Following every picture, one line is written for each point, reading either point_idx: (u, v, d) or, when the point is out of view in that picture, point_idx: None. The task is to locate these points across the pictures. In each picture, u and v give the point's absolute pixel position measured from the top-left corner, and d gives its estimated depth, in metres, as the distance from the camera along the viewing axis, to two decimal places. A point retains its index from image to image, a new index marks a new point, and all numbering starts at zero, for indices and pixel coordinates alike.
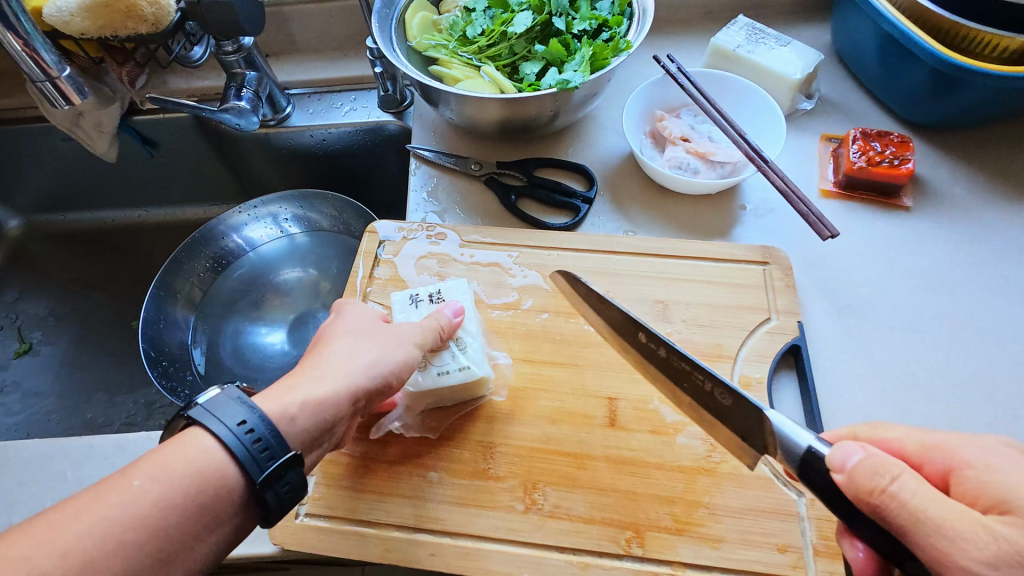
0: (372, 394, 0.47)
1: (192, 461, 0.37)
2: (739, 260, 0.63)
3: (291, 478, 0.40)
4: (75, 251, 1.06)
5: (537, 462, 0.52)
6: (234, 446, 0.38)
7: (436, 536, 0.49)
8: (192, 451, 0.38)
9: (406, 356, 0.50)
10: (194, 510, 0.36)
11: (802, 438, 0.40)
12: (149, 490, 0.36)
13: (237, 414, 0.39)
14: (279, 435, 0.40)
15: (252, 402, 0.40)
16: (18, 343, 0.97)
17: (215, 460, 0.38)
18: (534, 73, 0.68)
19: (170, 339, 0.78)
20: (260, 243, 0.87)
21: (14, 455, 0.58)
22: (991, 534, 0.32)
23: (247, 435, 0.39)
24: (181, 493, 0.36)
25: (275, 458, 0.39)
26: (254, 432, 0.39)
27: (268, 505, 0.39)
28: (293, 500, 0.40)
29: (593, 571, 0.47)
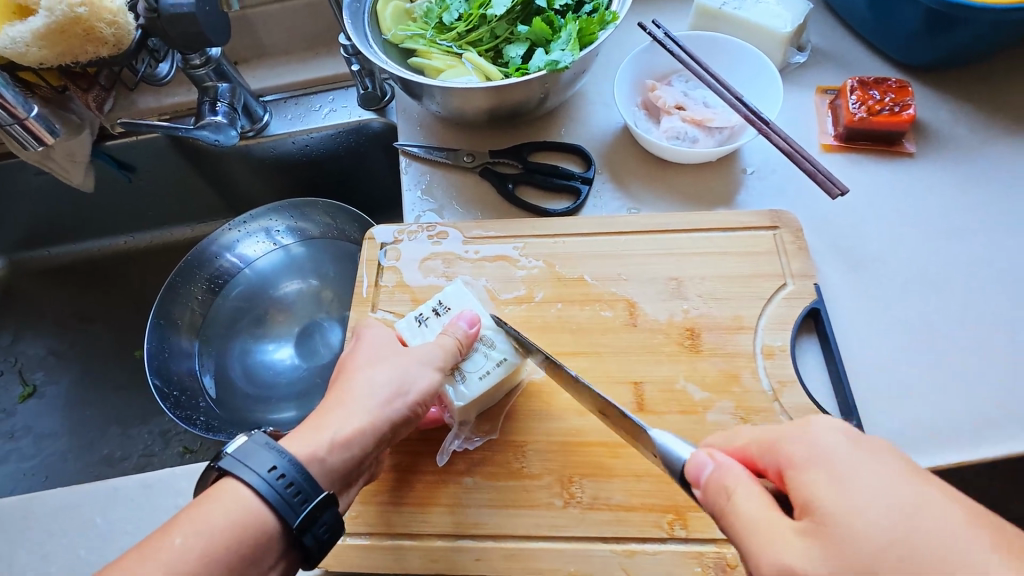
0: (399, 422, 0.46)
1: (228, 513, 0.37)
2: (748, 227, 0.62)
3: (327, 518, 0.40)
4: (64, 285, 1.04)
5: (571, 455, 0.51)
6: (268, 493, 0.38)
7: (479, 541, 0.49)
8: (227, 504, 0.37)
9: (424, 373, 0.48)
10: (237, 561, 0.36)
11: (683, 452, 0.39)
12: (192, 546, 0.36)
13: (266, 460, 0.39)
14: (310, 477, 0.39)
15: (281, 447, 0.40)
16: (21, 386, 0.95)
17: (251, 509, 0.38)
18: (520, 55, 0.65)
19: (177, 369, 0.77)
20: (255, 258, 0.85)
21: (39, 506, 0.57)
22: (786, 547, 0.32)
23: (279, 481, 0.39)
24: (223, 546, 0.36)
25: (309, 501, 0.39)
26: (286, 477, 0.39)
27: (307, 549, 0.39)
28: (332, 539, 0.40)
29: (639, 557, 0.47)
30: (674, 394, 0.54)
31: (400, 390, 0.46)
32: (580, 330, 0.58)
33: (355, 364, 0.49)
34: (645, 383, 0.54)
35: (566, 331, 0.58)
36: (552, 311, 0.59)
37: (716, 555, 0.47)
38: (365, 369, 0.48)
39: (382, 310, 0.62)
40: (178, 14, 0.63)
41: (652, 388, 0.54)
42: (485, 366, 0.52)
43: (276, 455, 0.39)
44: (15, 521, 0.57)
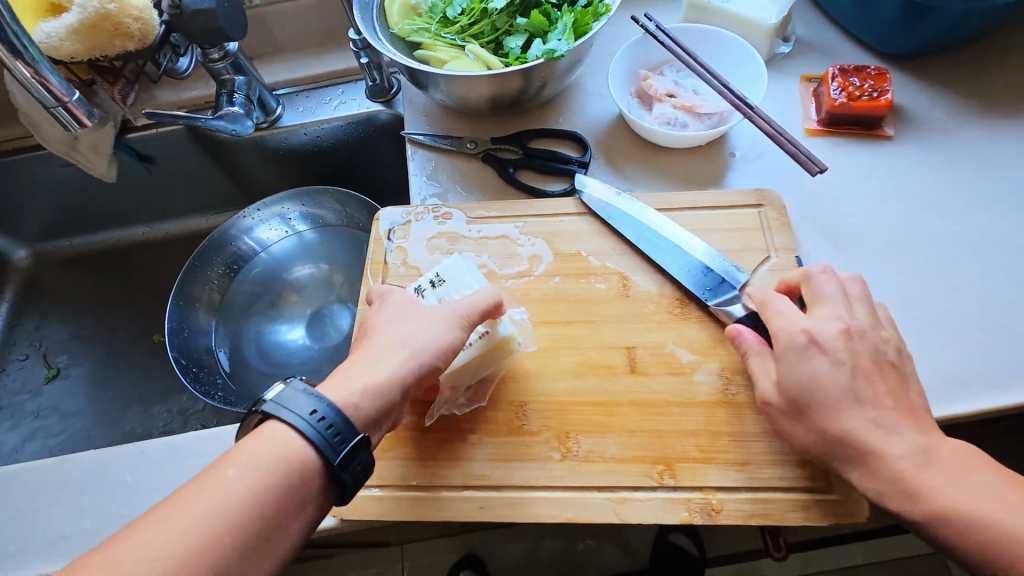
0: (422, 377, 0.50)
1: (273, 451, 0.41)
2: (735, 206, 0.66)
3: (362, 458, 0.43)
4: (85, 273, 1.09)
5: (568, 414, 0.55)
6: (310, 433, 0.42)
7: (483, 492, 0.53)
8: (272, 442, 0.42)
9: (445, 332, 0.51)
10: (282, 493, 0.40)
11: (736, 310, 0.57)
12: (243, 479, 0.40)
13: (306, 404, 0.43)
14: (347, 419, 0.43)
15: (319, 393, 0.44)
16: (46, 368, 1.00)
17: (295, 447, 0.42)
18: (519, 46, 0.69)
19: (196, 344, 0.81)
20: (270, 244, 0.89)
21: (73, 468, 0.62)
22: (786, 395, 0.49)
23: (319, 422, 0.43)
24: (268, 479, 0.40)
25: (347, 441, 0.43)
26: (325, 419, 0.43)
27: (342, 486, 0.43)
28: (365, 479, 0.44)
29: (631, 504, 0.51)
30: (664, 357, 0.58)
31: (428, 347, 0.50)
32: (576, 301, 0.62)
33: (383, 324, 0.53)
34: (637, 348, 0.58)
35: (562, 302, 0.62)
36: (551, 284, 0.63)
37: (702, 501, 0.51)
38: (393, 326, 0.52)
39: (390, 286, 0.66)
40: (199, 11, 0.68)
41: (644, 352, 0.58)
42: (471, 338, 0.56)
43: (315, 399, 0.43)
44: (51, 482, 0.61)
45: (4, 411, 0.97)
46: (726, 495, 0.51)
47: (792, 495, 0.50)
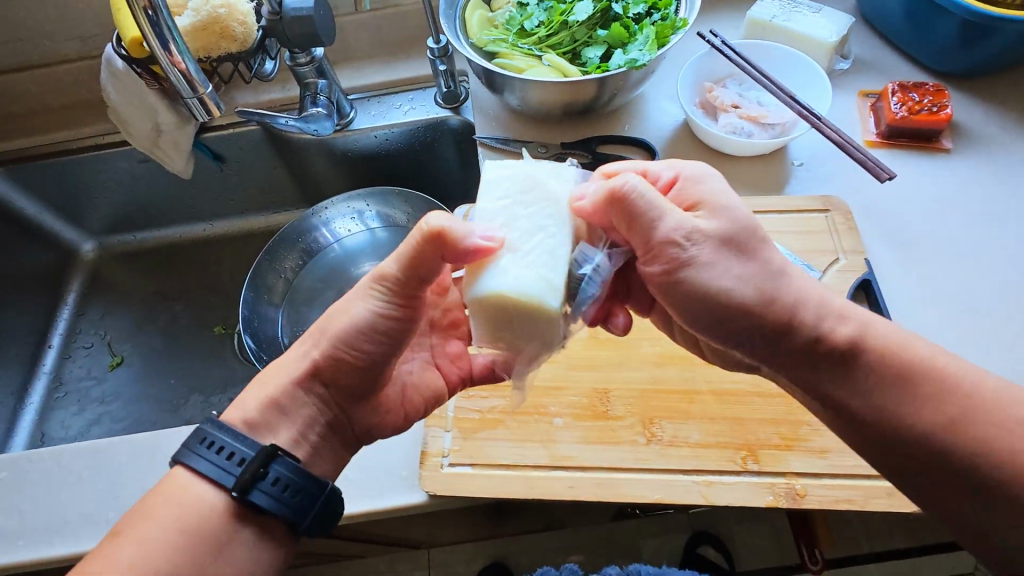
0: (327, 364, 0.48)
1: (181, 496, 0.43)
2: (803, 210, 0.69)
3: (277, 471, 0.44)
4: (147, 267, 1.13)
5: (650, 400, 0.58)
6: (211, 468, 0.43)
7: (571, 471, 0.55)
8: (181, 488, 0.43)
9: (368, 301, 0.48)
10: (202, 531, 0.42)
11: None
12: (160, 526, 0.41)
13: (199, 439, 0.44)
14: (243, 440, 0.44)
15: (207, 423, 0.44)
16: (109, 356, 1.03)
17: (197, 487, 0.43)
18: (598, 56, 0.73)
19: (265, 332, 0.84)
20: (341, 239, 0.92)
21: (166, 443, 0.65)
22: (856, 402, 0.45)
23: (213, 453, 0.43)
24: (185, 520, 0.42)
25: (249, 461, 0.43)
26: (220, 448, 0.43)
27: (273, 508, 0.43)
28: (292, 494, 0.44)
29: (717, 487, 0.53)
30: None
31: (330, 329, 0.48)
32: None
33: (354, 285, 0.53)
34: None
35: None
36: None
37: (786, 486, 0.53)
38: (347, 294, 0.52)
39: None
40: (297, 17, 0.72)
41: None
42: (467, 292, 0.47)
43: (206, 429, 0.44)
44: (146, 454, 0.64)
45: (68, 396, 1.00)
46: (810, 481, 0.53)
47: (874, 482, 0.52)
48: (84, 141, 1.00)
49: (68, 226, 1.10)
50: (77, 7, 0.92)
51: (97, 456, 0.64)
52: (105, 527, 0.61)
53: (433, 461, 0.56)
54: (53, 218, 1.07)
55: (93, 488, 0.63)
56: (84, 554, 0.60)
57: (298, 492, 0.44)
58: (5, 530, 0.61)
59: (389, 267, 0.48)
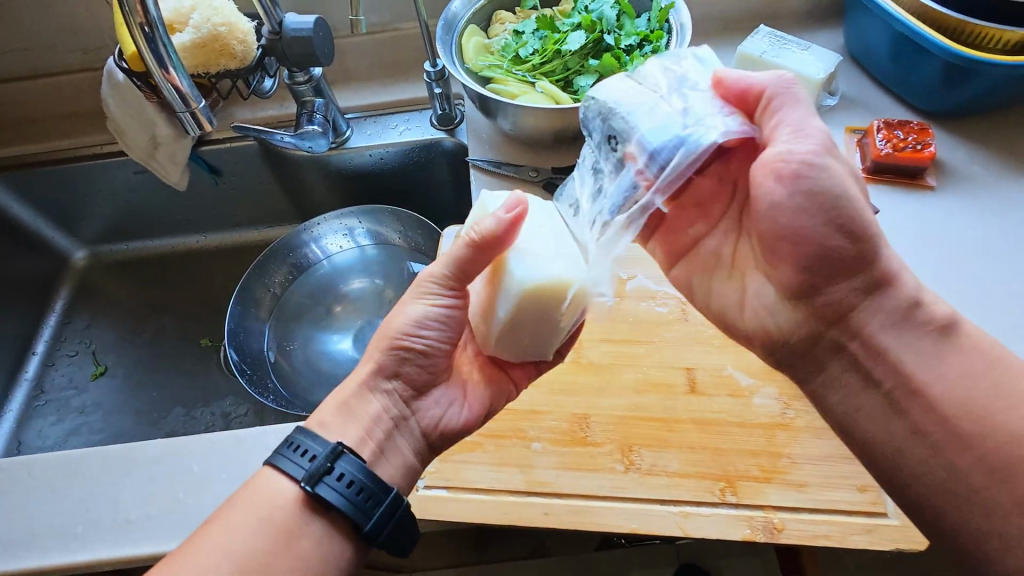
0: (387, 361, 0.52)
1: (259, 500, 0.44)
2: None
3: (345, 468, 0.46)
4: (138, 277, 1.13)
5: (630, 427, 0.57)
6: (293, 469, 0.45)
7: (548, 498, 0.54)
8: (263, 492, 0.45)
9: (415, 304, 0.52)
10: (265, 533, 0.43)
11: None
12: (230, 534, 0.43)
13: (291, 443, 0.47)
14: (321, 441, 0.47)
15: (299, 428, 0.48)
16: (94, 365, 1.03)
17: (279, 490, 0.45)
18: (589, 85, 0.75)
19: (251, 346, 0.84)
20: (333, 254, 0.92)
21: (140, 455, 0.64)
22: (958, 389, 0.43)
23: (299, 454, 0.46)
24: (252, 520, 0.43)
25: (320, 460, 0.45)
26: (306, 450, 0.46)
27: (345, 508, 0.45)
28: (363, 497, 0.45)
29: (694, 518, 0.52)
30: (723, 379, 0.60)
31: (386, 333, 0.52)
32: (635, 321, 0.64)
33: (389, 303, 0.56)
34: (697, 369, 0.60)
35: (621, 322, 0.64)
36: (610, 304, 0.66)
37: (764, 519, 0.52)
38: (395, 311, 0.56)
39: None
40: (297, 37, 0.74)
41: (703, 373, 0.60)
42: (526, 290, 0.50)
43: (297, 435, 0.47)
44: (118, 466, 0.63)
45: (49, 404, 0.99)
46: (788, 515, 0.52)
47: (852, 518, 0.52)
48: (83, 151, 1.01)
49: (61, 233, 1.10)
50: (82, 20, 0.94)
51: (71, 465, 0.64)
52: (70, 541, 0.59)
53: None
54: (46, 225, 1.08)
55: (62, 500, 0.62)
56: (47, 569, 0.58)
57: (367, 495, 0.45)
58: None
59: (438, 268, 0.51)
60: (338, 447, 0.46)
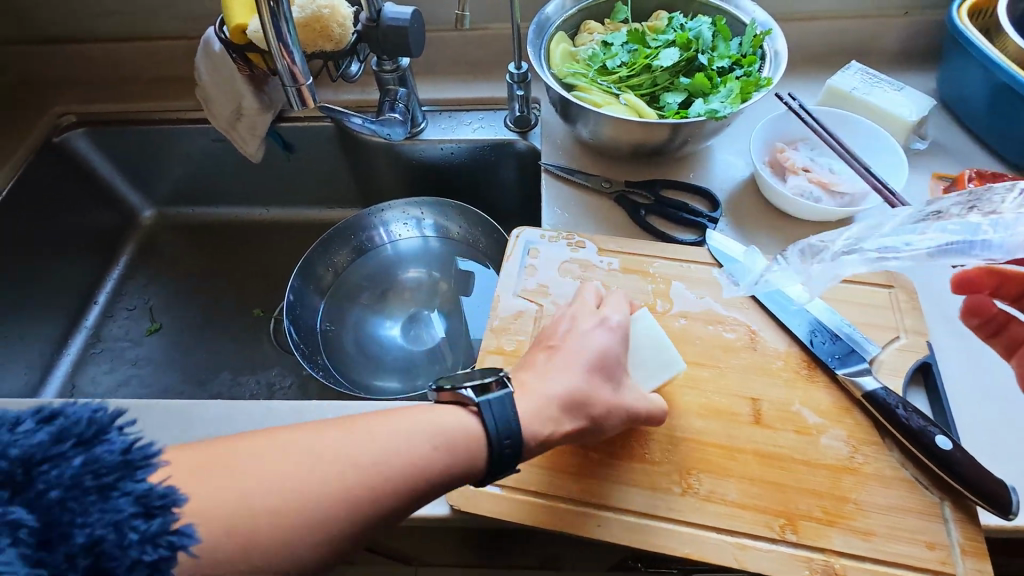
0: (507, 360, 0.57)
1: (435, 425, 0.46)
2: (864, 282, 0.68)
3: (513, 431, 0.47)
4: (199, 241, 1.16)
5: (690, 451, 0.56)
6: (481, 419, 0.47)
7: (601, 509, 0.54)
8: (443, 418, 0.47)
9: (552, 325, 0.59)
10: (411, 462, 0.44)
11: (868, 383, 0.58)
12: (375, 446, 0.43)
13: (498, 397, 0.48)
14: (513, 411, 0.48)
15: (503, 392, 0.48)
16: (149, 321, 1.06)
17: (456, 426, 0.46)
18: (676, 102, 0.74)
19: (307, 321, 0.86)
20: (398, 240, 0.94)
21: (199, 413, 0.65)
22: None
23: (499, 418, 0.47)
24: (419, 445, 0.44)
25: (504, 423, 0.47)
26: (499, 414, 0.47)
27: (491, 444, 0.47)
28: (509, 451, 0.47)
29: (750, 552, 0.51)
30: (789, 415, 0.58)
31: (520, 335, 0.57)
32: (701, 344, 0.64)
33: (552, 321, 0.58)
34: (763, 400, 0.59)
35: (687, 342, 0.64)
36: (677, 324, 0.65)
37: (824, 563, 0.50)
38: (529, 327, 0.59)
39: (522, 297, 0.69)
40: (394, 26, 0.76)
41: (769, 406, 0.59)
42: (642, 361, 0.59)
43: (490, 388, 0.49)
44: (177, 422, 0.65)
45: (105, 353, 1.02)
46: (850, 562, 0.50)
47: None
48: (166, 114, 1.05)
49: (133, 190, 1.14)
50: None
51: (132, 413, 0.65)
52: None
53: None
54: (121, 181, 1.12)
55: None
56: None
57: (513, 450, 0.47)
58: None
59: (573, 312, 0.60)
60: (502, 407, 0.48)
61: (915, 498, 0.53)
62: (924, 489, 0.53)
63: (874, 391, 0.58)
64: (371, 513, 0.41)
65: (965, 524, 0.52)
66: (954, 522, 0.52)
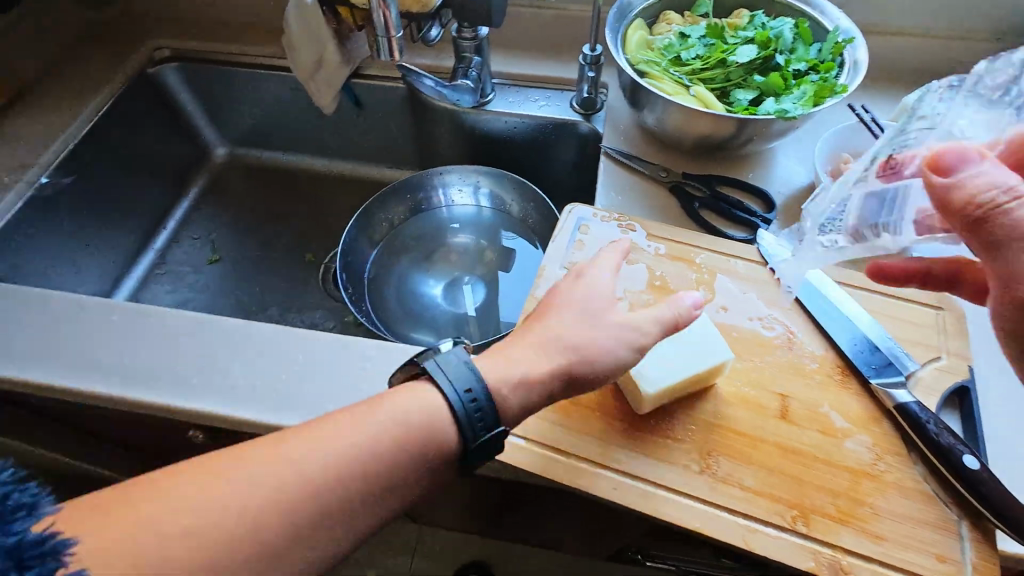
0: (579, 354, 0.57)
1: (389, 415, 0.49)
2: (912, 301, 0.67)
3: (488, 420, 0.50)
4: (264, 183, 1.22)
5: (714, 434, 0.58)
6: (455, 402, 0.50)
7: (619, 474, 0.56)
8: (398, 408, 0.49)
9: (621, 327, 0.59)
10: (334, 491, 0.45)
11: (901, 396, 0.58)
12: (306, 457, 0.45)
13: (463, 380, 0.51)
14: (488, 402, 0.50)
15: (475, 374, 0.51)
16: (210, 251, 1.12)
17: (423, 411, 0.50)
18: (747, 99, 0.75)
19: (358, 267, 0.90)
20: (454, 204, 0.97)
21: (257, 334, 0.70)
22: None
23: (467, 397, 0.50)
24: (373, 444, 0.47)
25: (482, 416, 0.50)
26: (472, 396, 0.50)
27: (459, 418, 0.50)
28: (477, 418, 0.50)
29: (759, 536, 0.53)
30: (817, 415, 0.59)
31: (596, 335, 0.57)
32: (737, 336, 0.65)
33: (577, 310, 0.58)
34: (792, 398, 0.60)
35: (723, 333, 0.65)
36: (716, 314, 0.67)
37: (831, 557, 0.52)
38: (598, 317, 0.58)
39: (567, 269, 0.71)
40: None
41: (798, 404, 0.60)
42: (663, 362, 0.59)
43: (459, 376, 0.51)
44: (237, 338, 0.70)
45: (167, 275, 1.09)
46: (857, 561, 0.52)
47: None
48: (251, 58, 1.10)
49: (210, 128, 1.20)
50: None
51: (199, 326, 0.71)
52: (187, 388, 0.66)
53: None
54: (201, 117, 1.19)
55: (184, 352, 0.69)
56: (165, 407, 0.66)
57: (484, 422, 0.50)
58: (103, 363, 0.69)
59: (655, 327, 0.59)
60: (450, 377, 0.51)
61: (933, 512, 0.53)
62: (944, 505, 0.54)
63: (906, 404, 0.58)
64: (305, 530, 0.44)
65: (980, 544, 0.52)
66: (970, 540, 0.52)
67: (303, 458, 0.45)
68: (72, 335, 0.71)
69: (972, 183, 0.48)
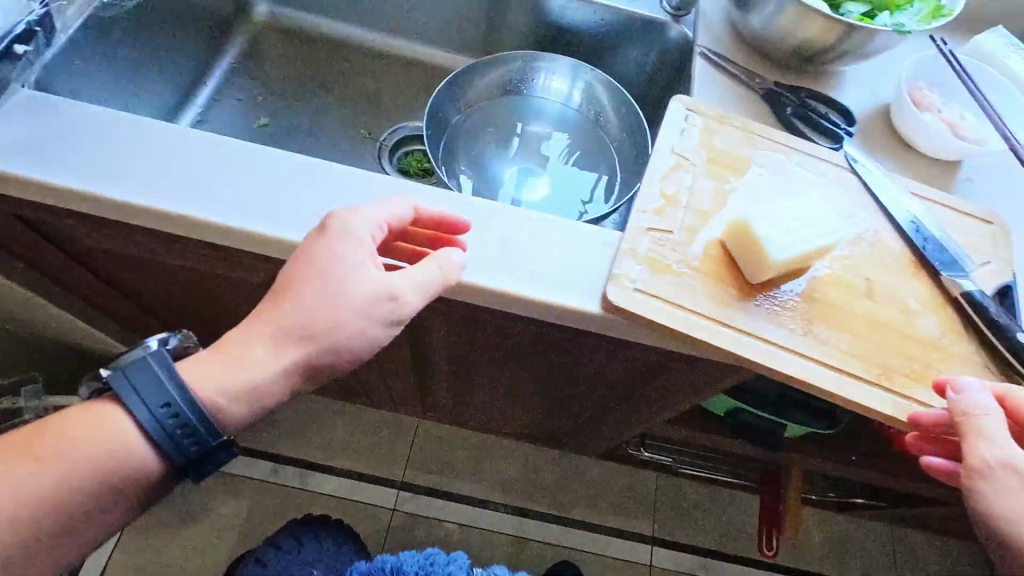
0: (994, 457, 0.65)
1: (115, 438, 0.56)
2: (970, 213, 0.76)
3: (218, 455, 0.59)
4: (302, 49, 1.14)
5: (815, 305, 0.66)
6: (152, 421, 0.56)
7: (735, 332, 0.63)
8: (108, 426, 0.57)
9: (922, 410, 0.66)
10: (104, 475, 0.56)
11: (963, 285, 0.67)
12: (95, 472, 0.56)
13: (158, 399, 0.57)
14: (192, 422, 0.57)
15: (163, 393, 0.57)
16: (257, 116, 1.08)
17: (137, 436, 0.57)
18: (857, 11, 0.80)
19: (443, 121, 0.94)
20: (552, 90, 0.98)
21: (382, 184, 0.70)
22: None
23: (164, 416, 0.57)
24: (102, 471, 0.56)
25: (193, 439, 0.57)
26: (169, 413, 0.57)
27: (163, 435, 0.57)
28: (191, 444, 0.58)
29: (851, 387, 0.62)
30: (897, 298, 0.68)
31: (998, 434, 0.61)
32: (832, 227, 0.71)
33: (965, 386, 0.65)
34: (878, 283, 0.68)
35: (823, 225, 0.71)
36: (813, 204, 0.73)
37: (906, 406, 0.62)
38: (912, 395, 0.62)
39: (681, 152, 0.75)
40: None
41: (883, 288, 0.68)
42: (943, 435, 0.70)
43: (170, 394, 0.57)
44: (358, 185, 0.69)
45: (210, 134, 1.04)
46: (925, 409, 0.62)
47: None
48: None
49: None
50: None
51: (333, 173, 0.69)
52: None
53: (621, 282, 0.64)
54: None
55: (304, 194, 0.68)
56: (298, 247, 0.65)
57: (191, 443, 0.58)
58: (222, 197, 0.66)
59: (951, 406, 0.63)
60: (192, 394, 0.57)
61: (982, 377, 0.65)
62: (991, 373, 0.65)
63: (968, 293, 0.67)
64: (77, 514, 0.57)
65: None
66: None
67: (84, 466, 0.55)
68: (181, 165, 0.67)
69: (967, 400, 0.58)
